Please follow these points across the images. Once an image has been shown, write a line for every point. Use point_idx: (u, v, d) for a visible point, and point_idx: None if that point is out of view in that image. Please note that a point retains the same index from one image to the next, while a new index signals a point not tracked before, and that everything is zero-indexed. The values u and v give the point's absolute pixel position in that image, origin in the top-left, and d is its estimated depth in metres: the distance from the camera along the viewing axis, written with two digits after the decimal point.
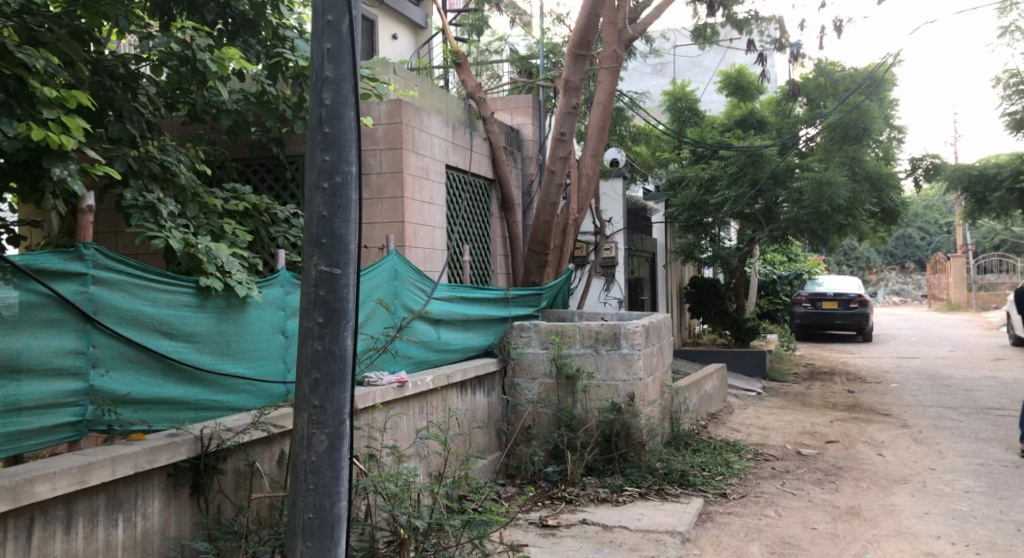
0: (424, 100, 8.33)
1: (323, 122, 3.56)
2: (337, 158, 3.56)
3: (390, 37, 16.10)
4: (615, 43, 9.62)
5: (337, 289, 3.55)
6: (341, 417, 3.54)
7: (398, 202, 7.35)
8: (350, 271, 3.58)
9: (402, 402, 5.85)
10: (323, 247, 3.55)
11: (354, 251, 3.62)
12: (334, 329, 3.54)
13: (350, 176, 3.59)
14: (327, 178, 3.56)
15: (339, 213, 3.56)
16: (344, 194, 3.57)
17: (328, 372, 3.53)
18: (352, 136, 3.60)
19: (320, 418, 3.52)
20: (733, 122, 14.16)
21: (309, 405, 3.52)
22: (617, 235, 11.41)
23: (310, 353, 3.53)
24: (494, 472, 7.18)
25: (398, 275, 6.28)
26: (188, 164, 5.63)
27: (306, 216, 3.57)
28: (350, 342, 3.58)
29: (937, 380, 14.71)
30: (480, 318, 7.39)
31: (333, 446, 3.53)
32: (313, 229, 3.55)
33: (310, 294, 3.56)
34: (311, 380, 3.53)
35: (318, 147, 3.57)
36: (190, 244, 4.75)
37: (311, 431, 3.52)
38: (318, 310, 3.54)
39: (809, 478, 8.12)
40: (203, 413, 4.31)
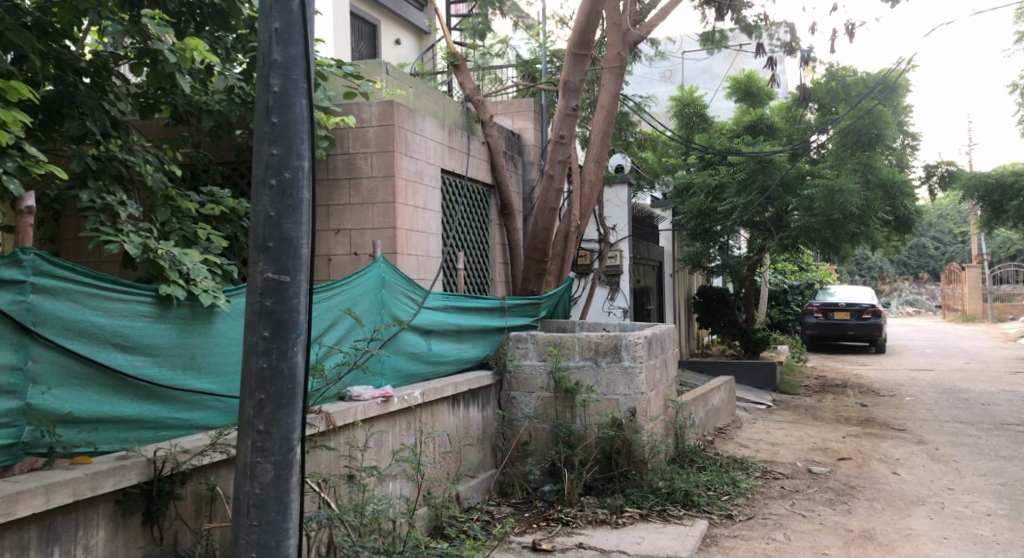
0: (418, 102, 7.96)
1: (271, 112, 3.28)
2: (286, 152, 3.28)
3: (393, 42, 15.84)
4: (619, 45, 9.28)
5: (286, 299, 3.26)
6: (289, 444, 3.26)
7: (389, 207, 7.04)
8: (300, 279, 3.29)
9: (387, 417, 5.52)
10: (270, 251, 3.26)
11: (306, 256, 3.33)
12: (282, 343, 3.25)
13: (301, 172, 3.30)
14: (274, 174, 3.27)
15: (288, 213, 3.28)
16: (294, 192, 3.29)
17: (275, 392, 3.24)
18: (304, 127, 3.32)
19: (265, 445, 3.23)
20: (742, 128, 13.57)
21: (252, 430, 3.23)
22: (622, 243, 11.09)
23: (256, 371, 3.24)
24: (487, 491, 6.83)
25: (385, 283, 5.94)
26: (157, 164, 5.34)
27: (252, 216, 3.28)
28: (301, 359, 3.30)
29: (954, 394, 14.31)
30: (473, 328, 7.05)
31: (278, 476, 3.24)
32: (259, 231, 3.26)
33: (256, 305, 3.26)
34: (256, 403, 3.23)
35: (265, 139, 3.29)
36: (150, 249, 4.47)
37: (254, 459, 3.23)
38: (264, 322, 3.25)
39: (820, 498, 7.76)
40: (162, 433, 4.00)
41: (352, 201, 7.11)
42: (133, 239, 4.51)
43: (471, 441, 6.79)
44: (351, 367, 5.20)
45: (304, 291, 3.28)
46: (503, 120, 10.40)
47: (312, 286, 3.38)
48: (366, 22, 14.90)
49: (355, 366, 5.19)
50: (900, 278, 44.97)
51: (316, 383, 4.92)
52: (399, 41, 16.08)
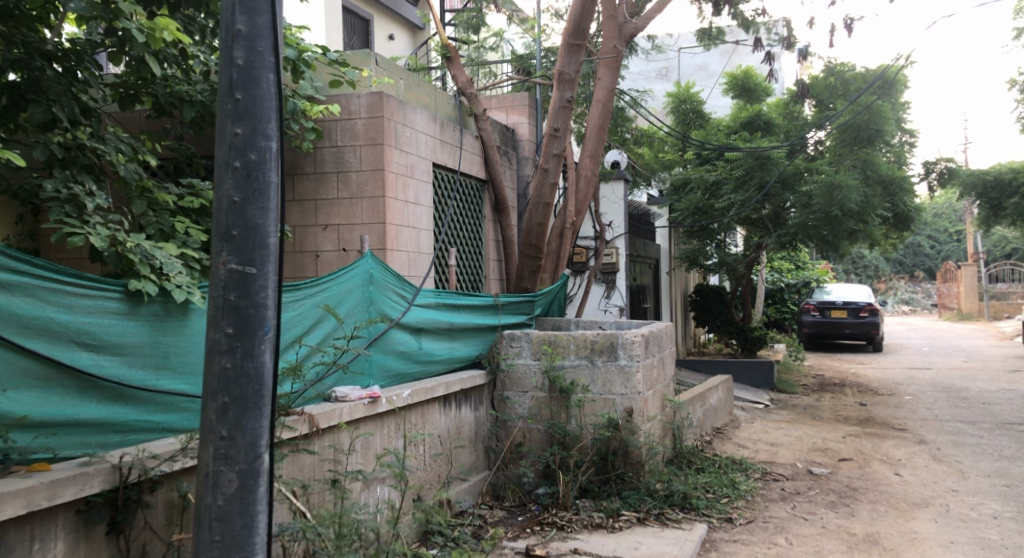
0: (409, 94, 7.70)
1: (235, 87, 3.08)
2: (252, 131, 3.07)
3: (386, 37, 15.63)
4: (616, 38, 9.06)
5: (252, 292, 3.06)
6: (255, 452, 3.05)
7: (378, 202, 6.81)
8: (267, 270, 3.08)
9: (375, 418, 5.30)
10: (234, 241, 3.05)
11: (274, 245, 3.12)
12: (247, 341, 3.05)
13: (268, 153, 3.10)
14: (239, 156, 3.07)
15: (254, 199, 3.07)
16: (260, 175, 3.08)
17: (240, 395, 3.03)
18: (270, 103, 3.11)
19: (229, 452, 3.02)
20: (740, 124, 13.55)
21: (215, 436, 3.02)
22: (619, 240, 10.89)
23: (218, 372, 3.03)
24: (478, 495, 6.62)
25: (373, 279, 5.70)
26: (129, 153, 5.20)
27: (214, 201, 3.08)
28: (268, 358, 3.09)
29: (953, 393, 14.12)
30: (466, 326, 6.83)
31: (243, 486, 3.03)
32: (222, 218, 3.06)
33: (219, 299, 3.05)
34: (218, 406, 3.03)
35: (228, 117, 3.08)
36: (119, 243, 4.30)
37: (217, 468, 3.02)
38: (228, 318, 3.05)
39: (822, 500, 7.57)
40: (130, 437, 3.79)
41: (341, 196, 6.89)
42: (99, 232, 4.32)
43: (464, 442, 6.57)
44: (334, 367, 4.98)
45: (273, 282, 3.08)
46: (497, 115, 10.18)
47: (281, 278, 3.17)
48: (359, 18, 14.70)
49: (339, 367, 4.96)
50: (896, 277, 44.85)
51: (296, 386, 4.69)
52: (393, 36, 15.89)
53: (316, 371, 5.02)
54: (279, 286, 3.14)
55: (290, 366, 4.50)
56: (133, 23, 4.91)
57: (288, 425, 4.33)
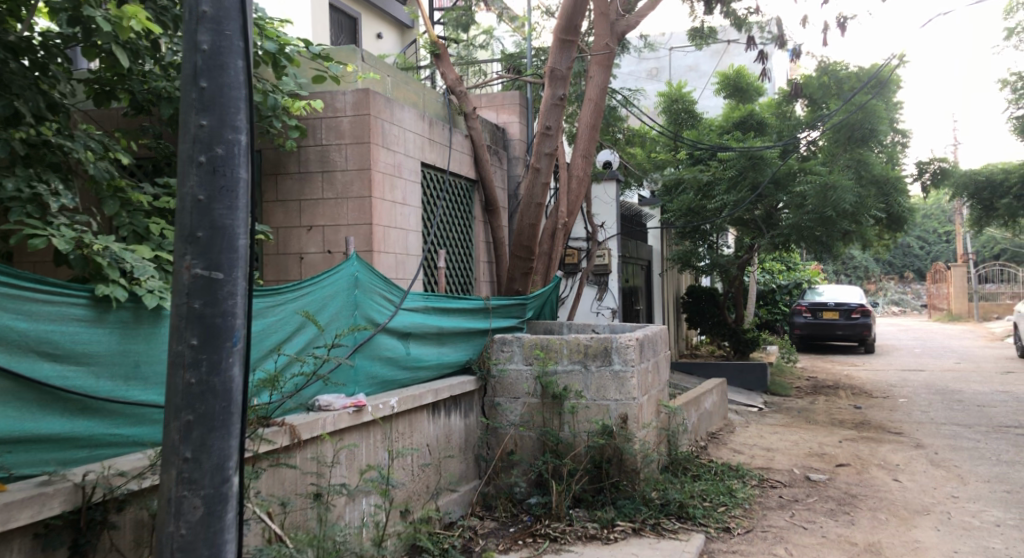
0: (397, 92, 7.48)
1: (200, 75, 2.94)
2: (218, 124, 2.94)
3: (374, 36, 15.40)
4: (607, 36, 8.88)
5: (220, 300, 2.91)
6: (223, 474, 2.90)
7: (365, 202, 6.59)
8: (235, 275, 2.94)
9: (361, 427, 5.09)
10: (200, 243, 2.91)
11: (243, 248, 2.98)
12: (214, 353, 2.90)
13: (235, 147, 2.96)
14: (204, 151, 2.93)
15: (221, 197, 2.93)
16: (227, 171, 2.94)
17: (206, 412, 2.89)
18: (238, 93, 2.98)
19: (193, 476, 2.87)
20: (732, 124, 13.34)
21: (178, 459, 2.87)
22: (611, 241, 10.69)
23: (182, 387, 2.88)
24: (468, 505, 6.41)
25: (360, 283, 5.49)
26: (99, 150, 4.98)
27: (178, 200, 2.93)
28: (237, 372, 2.94)
29: (947, 395, 13.98)
30: (455, 330, 6.62)
31: (209, 513, 2.88)
32: (186, 219, 2.91)
33: (183, 307, 2.90)
34: (183, 425, 2.88)
35: (193, 108, 2.95)
36: (84, 245, 4.13)
37: (181, 493, 2.87)
38: (192, 329, 2.90)
39: (820, 508, 7.39)
40: (97, 452, 3.64)
41: (326, 196, 6.68)
42: (64, 234, 4.15)
43: (453, 451, 6.36)
44: (317, 376, 4.77)
45: (243, 288, 2.94)
46: (487, 113, 9.96)
47: (251, 283, 3.02)
48: (346, 16, 14.47)
49: (321, 376, 4.75)
50: (885, 277, 44.82)
51: (275, 396, 4.47)
52: (382, 35, 15.67)
53: (296, 381, 4.80)
54: (249, 292, 3.00)
55: (268, 375, 4.28)
56: (99, 11, 4.67)
57: (266, 438, 4.11)
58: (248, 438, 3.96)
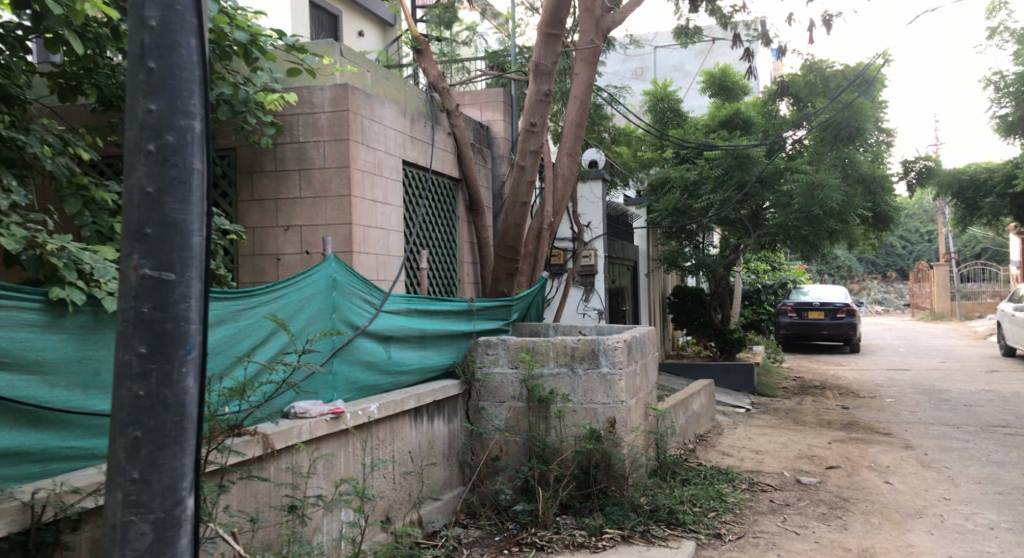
0: (377, 87, 7.26)
1: (147, 55, 2.75)
2: (168, 109, 2.75)
3: (356, 34, 15.21)
4: (593, 32, 8.69)
5: (171, 303, 2.73)
6: (174, 496, 2.74)
7: (344, 201, 6.39)
8: (188, 276, 2.76)
9: (339, 436, 4.90)
10: (148, 240, 2.73)
11: (198, 246, 2.80)
12: (165, 362, 2.72)
13: (188, 135, 2.78)
14: (153, 138, 2.74)
15: (172, 190, 2.75)
16: (178, 162, 2.76)
17: (155, 428, 2.71)
18: (191, 75, 2.79)
19: (141, 499, 2.70)
20: (718, 123, 13.15)
21: (124, 480, 2.70)
22: (597, 242, 10.52)
23: (129, 400, 2.71)
24: (452, 514, 6.22)
25: (338, 284, 5.29)
26: (57, 144, 4.80)
27: (125, 193, 2.75)
28: (191, 384, 2.77)
29: (934, 395, 13.89)
30: (439, 333, 6.43)
31: (159, 539, 2.71)
32: (133, 214, 2.73)
33: (130, 312, 2.72)
34: (130, 442, 2.70)
35: (140, 91, 2.76)
36: (38, 244, 3.93)
37: (127, 518, 2.70)
38: (140, 336, 2.72)
39: (812, 512, 7.23)
40: (52, 467, 3.51)
41: (304, 195, 6.47)
42: (13, 233, 3.88)
43: (436, 458, 6.16)
44: (289, 382, 4.57)
45: (197, 290, 2.77)
46: (471, 111, 9.76)
47: (207, 283, 2.84)
48: (328, 13, 14.26)
49: (293, 383, 4.56)
50: (869, 277, 44.91)
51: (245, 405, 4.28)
52: (364, 33, 15.47)
53: (267, 389, 4.60)
54: (205, 293, 2.82)
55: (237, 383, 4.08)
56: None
57: (235, 449, 3.90)
58: (216, 451, 3.75)
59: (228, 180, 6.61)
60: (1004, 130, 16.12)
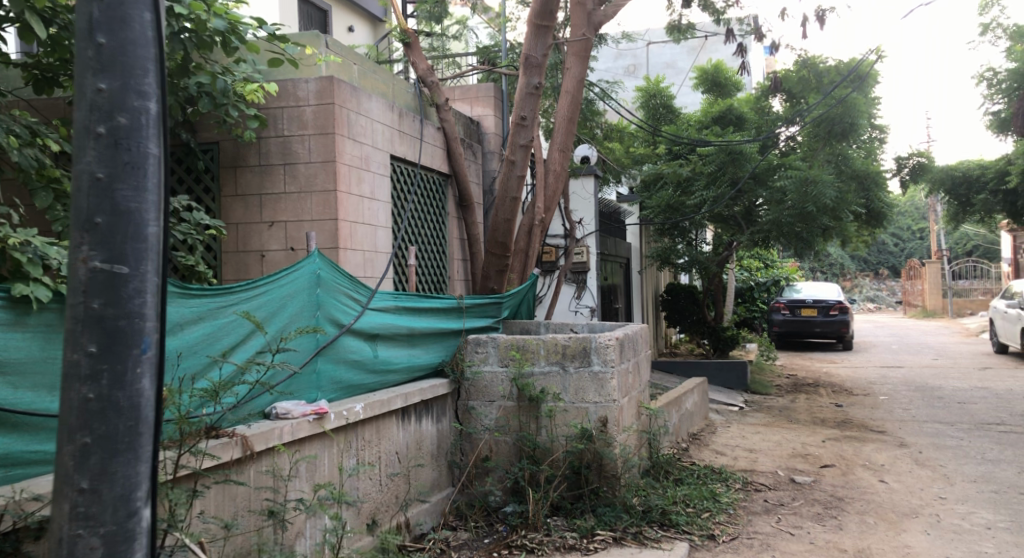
0: (364, 81, 7.12)
1: (96, 30, 2.61)
2: (120, 88, 2.62)
3: (346, 29, 15.06)
4: (584, 26, 8.55)
5: (124, 299, 2.60)
6: (128, 507, 2.60)
7: (329, 196, 6.25)
8: (142, 269, 2.62)
9: (323, 436, 4.77)
10: (99, 230, 2.59)
11: (154, 236, 2.67)
12: (117, 363, 2.59)
13: (142, 116, 2.65)
14: (104, 120, 2.61)
15: (124, 175, 2.62)
16: (132, 145, 2.63)
17: (106, 434, 2.58)
18: (144, 52, 2.66)
19: (90, 511, 2.57)
20: (711, 119, 12.90)
21: (72, 490, 2.57)
22: (589, 238, 10.40)
23: (78, 404, 2.57)
24: (440, 516, 6.09)
25: (322, 280, 5.14)
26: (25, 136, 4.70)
27: (74, 179, 2.61)
28: (147, 385, 2.64)
29: (928, 392, 13.81)
30: (427, 331, 6.30)
31: (109, 553, 2.57)
32: (83, 202, 2.60)
33: (80, 307, 2.59)
34: (79, 448, 2.57)
35: (89, 69, 2.62)
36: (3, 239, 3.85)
37: (75, 532, 2.56)
38: (90, 334, 2.58)
39: (806, 512, 7.12)
40: (15, 472, 3.41)
41: (288, 190, 6.32)
42: None
43: (424, 459, 6.03)
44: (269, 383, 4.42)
45: (153, 284, 2.64)
46: (461, 106, 9.63)
47: (165, 277, 2.71)
48: (317, 8, 14.10)
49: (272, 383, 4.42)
50: (861, 275, 44.94)
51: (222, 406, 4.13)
52: (354, 29, 15.33)
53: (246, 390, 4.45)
54: (163, 288, 2.69)
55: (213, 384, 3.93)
56: None
57: (210, 452, 3.76)
58: (190, 454, 3.61)
59: (211, 174, 6.47)
60: (997, 127, 16.06)
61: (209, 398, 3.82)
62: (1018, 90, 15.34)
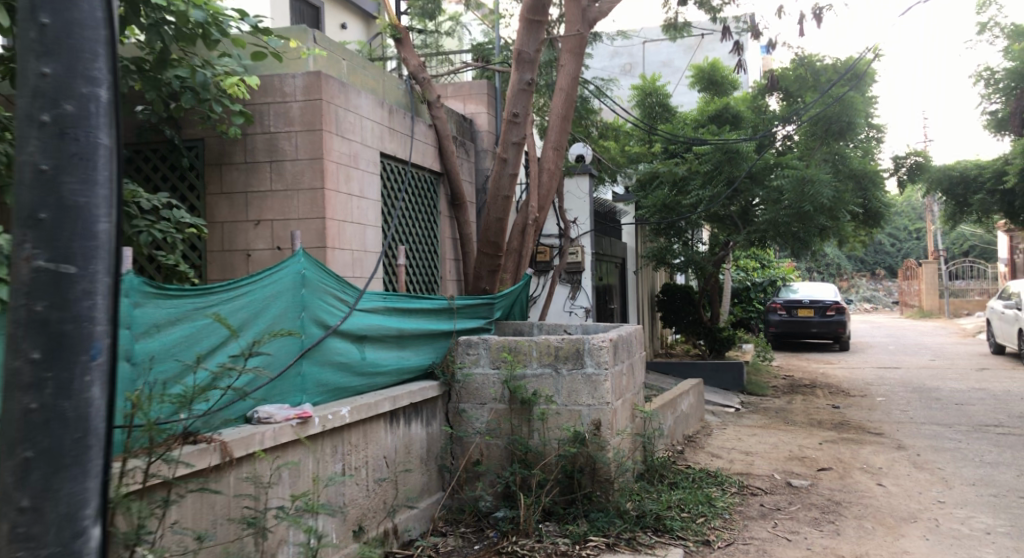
0: (353, 77, 6.98)
1: (39, 10, 2.47)
2: (66, 73, 2.49)
3: (339, 27, 14.92)
4: (579, 22, 8.39)
5: (72, 302, 2.47)
6: (74, 526, 2.47)
7: (317, 194, 6.11)
8: (91, 269, 2.50)
9: (306, 442, 4.65)
10: (43, 226, 2.46)
11: (105, 233, 2.55)
12: (63, 370, 2.46)
13: (90, 104, 2.52)
14: (49, 109, 2.48)
15: (71, 167, 2.49)
16: (79, 135, 2.50)
17: (50, 447, 2.45)
18: (91, 35, 2.52)
19: (32, 531, 2.44)
20: (707, 118, 12.87)
21: (12, 509, 2.44)
22: (584, 238, 10.26)
23: (20, 414, 2.44)
24: (430, 521, 5.95)
25: (307, 281, 5.00)
26: None
27: (16, 171, 2.48)
28: (98, 394, 2.51)
29: (925, 394, 13.70)
30: (417, 332, 6.16)
31: None
32: (25, 197, 2.46)
33: (22, 310, 2.45)
34: (21, 463, 2.44)
35: (32, 53, 2.48)
36: None
37: (15, 554, 2.43)
38: (33, 339, 2.45)
39: (803, 517, 6.99)
40: None
41: (275, 188, 6.19)
42: None
43: (413, 464, 5.89)
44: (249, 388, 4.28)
45: (103, 285, 2.52)
46: (454, 104, 9.49)
47: (117, 277, 2.59)
48: (310, 6, 13.95)
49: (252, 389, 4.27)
50: (858, 275, 44.86)
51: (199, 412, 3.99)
52: (347, 26, 15.17)
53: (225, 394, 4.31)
54: (114, 288, 2.57)
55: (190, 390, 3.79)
56: None
57: (184, 459, 3.64)
58: (163, 462, 3.49)
59: (196, 172, 6.33)
60: (995, 126, 15.95)
61: (183, 404, 3.68)
62: (1016, 90, 15.23)
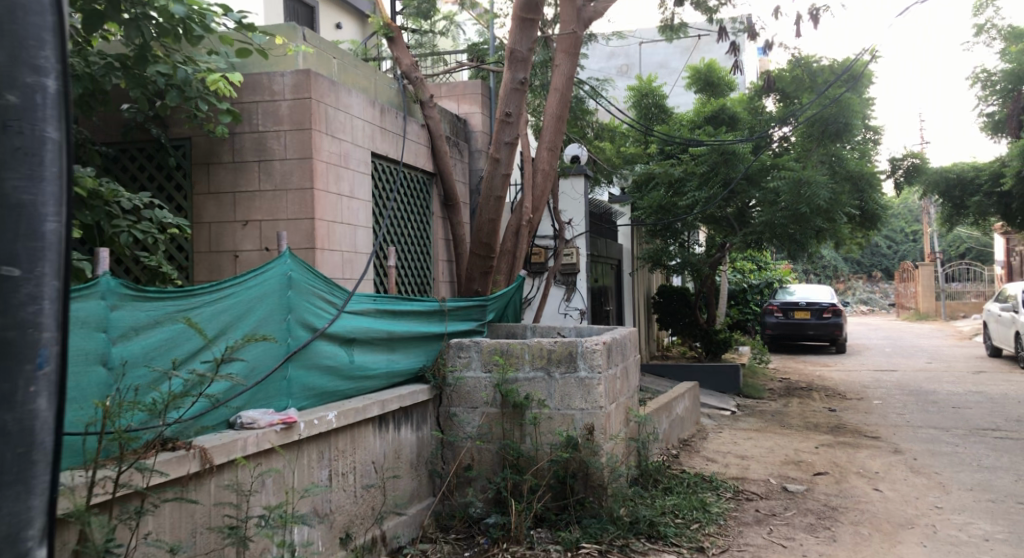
0: (344, 75, 6.87)
1: None
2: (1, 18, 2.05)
3: (334, 27, 14.83)
4: (574, 22, 8.30)
5: (14, 303, 2.04)
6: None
7: (306, 194, 6.02)
8: (32, 259, 2.06)
9: (290, 448, 4.56)
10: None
11: (55, 223, 2.11)
12: (4, 381, 2.02)
13: (34, 58, 2.09)
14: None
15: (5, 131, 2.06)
16: (17, 88, 2.07)
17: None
18: None
19: None
20: (704, 119, 12.78)
21: None
22: (579, 239, 10.15)
23: None
24: (420, 528, 5.86)
25: (293, 282, 4.91)
26: None
27: None
28: (44, 406, 2.07)
29: (922, 397, 13.62)
30: (407, 335, 6.05)
31: None
32: None
33: None
34: None
35: None
36: None
37: None
38: None
39: (799, 522, 6.90)
40: None
41: (263, 188, 6.09)
42: None
43: (403, 469, 5.79)
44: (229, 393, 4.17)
45: (51, 289, 2.07)
46: (448, 104, 9.39)
47: (69, 273, 2.15)
48: (304, 5, 13.86)
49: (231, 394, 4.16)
50: (854, 277, 44.84)
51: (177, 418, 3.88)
52: (341, 26, 15.07)
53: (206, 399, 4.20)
54: (65, 294, 2.13)
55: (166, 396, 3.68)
56: None
57: (160, 468, 3.56)
58: (135, 472, 3.41)
59: (183, 171, 6.22)
60: (991, 128, 15.88)
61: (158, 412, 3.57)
62: (1013, 92, 15.15)
